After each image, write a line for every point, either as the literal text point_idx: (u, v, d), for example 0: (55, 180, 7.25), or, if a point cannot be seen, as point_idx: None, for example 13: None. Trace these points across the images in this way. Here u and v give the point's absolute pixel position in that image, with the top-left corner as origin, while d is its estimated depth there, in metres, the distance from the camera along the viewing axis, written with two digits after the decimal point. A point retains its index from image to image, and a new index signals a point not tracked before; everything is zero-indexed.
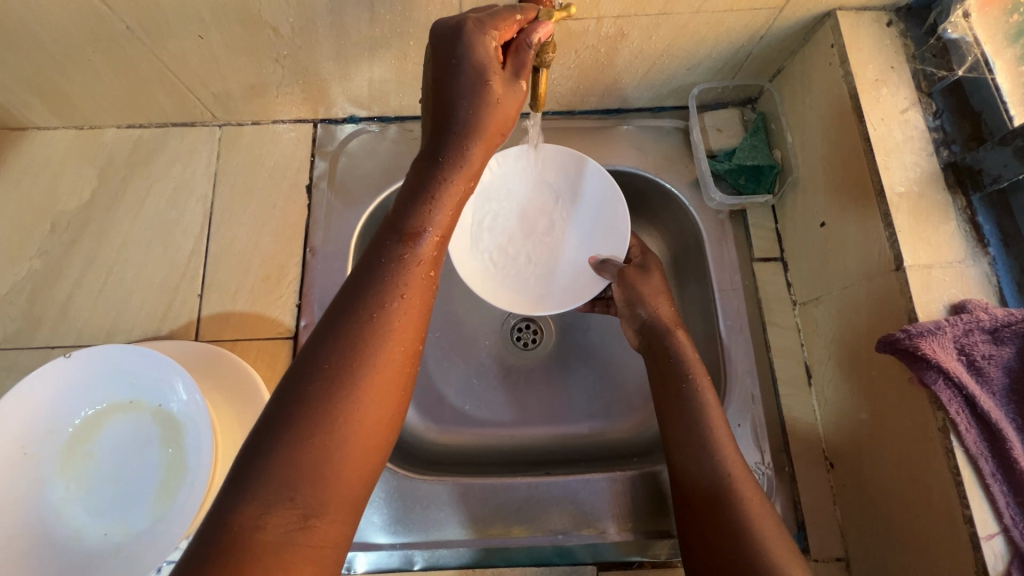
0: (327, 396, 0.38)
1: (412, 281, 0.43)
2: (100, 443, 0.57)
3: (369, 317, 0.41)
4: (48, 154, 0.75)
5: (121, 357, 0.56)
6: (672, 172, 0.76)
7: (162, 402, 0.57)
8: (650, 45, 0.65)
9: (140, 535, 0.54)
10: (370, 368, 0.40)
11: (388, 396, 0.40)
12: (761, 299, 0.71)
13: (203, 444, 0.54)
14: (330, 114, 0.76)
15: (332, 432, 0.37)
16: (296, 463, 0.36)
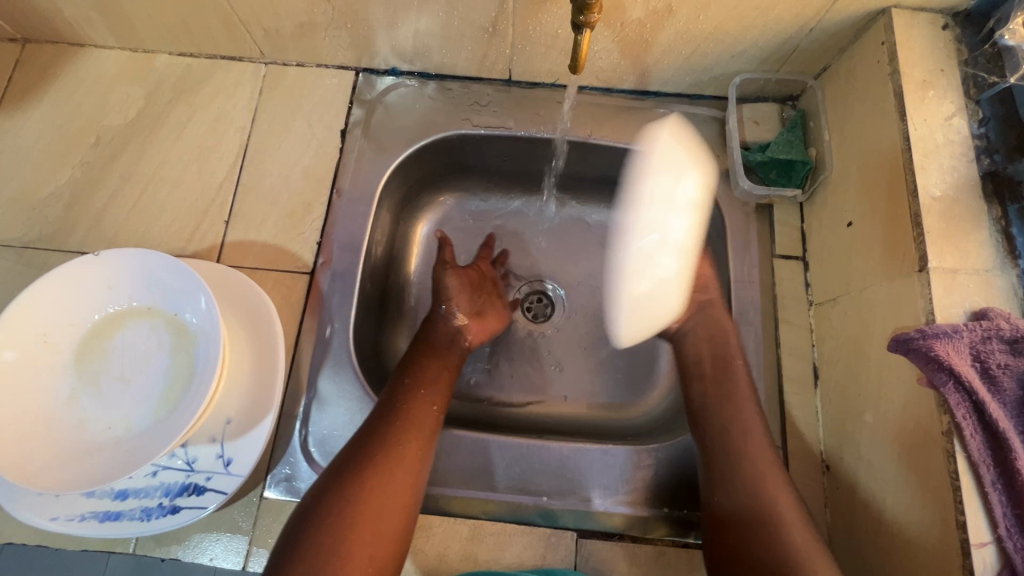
0: (337, 514, 0.52)
1: (404, 443, 0.57)
2: (115, 343, 0.59)
3: (360, 508, 0.53)
4: (101, 71, 0.79)
5: (148, 262, 0.58)
6: (703, 160, 0.76)
7: (178, 311, 0.59)
8: (697, 25, 0.65)
9: (145, 433, 0.56)
10: (383, 460, 0.56)
11: (411, 458, 0.57)
12: (777, 295, 0.70)
13: (213, 355, 0.56)
14: (373, 64, 0.78)
15: (350, 523, 0.52)
16: (315, 556, 0.50)
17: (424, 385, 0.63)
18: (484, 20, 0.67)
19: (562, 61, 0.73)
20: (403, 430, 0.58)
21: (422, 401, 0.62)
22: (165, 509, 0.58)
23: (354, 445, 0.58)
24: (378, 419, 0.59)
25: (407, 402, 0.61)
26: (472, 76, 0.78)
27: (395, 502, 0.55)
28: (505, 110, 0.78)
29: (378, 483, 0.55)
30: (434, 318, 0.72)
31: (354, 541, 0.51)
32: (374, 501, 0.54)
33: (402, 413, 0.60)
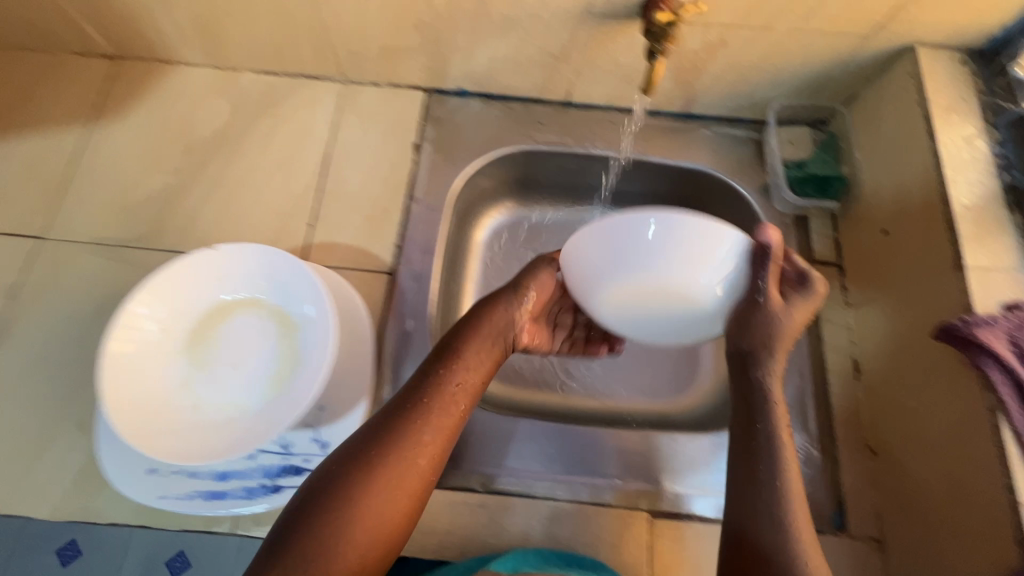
0: (332, 516, 0.47)
1: (416, 445, 0.52)
2: (226, 333, 0.64)
3: (357, 512, 0.48)
4: (190, 86, 0.85)
5: (255, 256, 0.63)
6: (744, 177, 0.84)
7: (282, 302, 0.64)
8: (746, 56, 0.74)
9: (254, 415, 0.59)
10: (394, 463, 0.51)
11: (424, 463, 0.52)
12: (817, 298, 0.77)
13: (319, 340, 0.60)
14: (444, 85, 0.85)
15: (343, 526, 0.47)
16: (300, 564, 0.45)
17: (445, 388, 0.55)
18: (555, 48, 0.75)
19: (619, 85, 0.81)
20: (420, 429, 0.52)
21: (450, 396, 0.55)
22: (267, 489, 0.61)
23: (365, 434, 0.52)
24: (388, 421, 0.53)
25: (433, 394, 0.54)
26: (534, 97, 0.86)
27: (398, 507, 0.50)
28: (565, 129, 0.85)
29: (382, 491, 0.49)
30: (494, 300, 0.61)
31: (350, 549, 0.47)
32: (372, 507, 0.49)
33: (416, 415, 0.53)
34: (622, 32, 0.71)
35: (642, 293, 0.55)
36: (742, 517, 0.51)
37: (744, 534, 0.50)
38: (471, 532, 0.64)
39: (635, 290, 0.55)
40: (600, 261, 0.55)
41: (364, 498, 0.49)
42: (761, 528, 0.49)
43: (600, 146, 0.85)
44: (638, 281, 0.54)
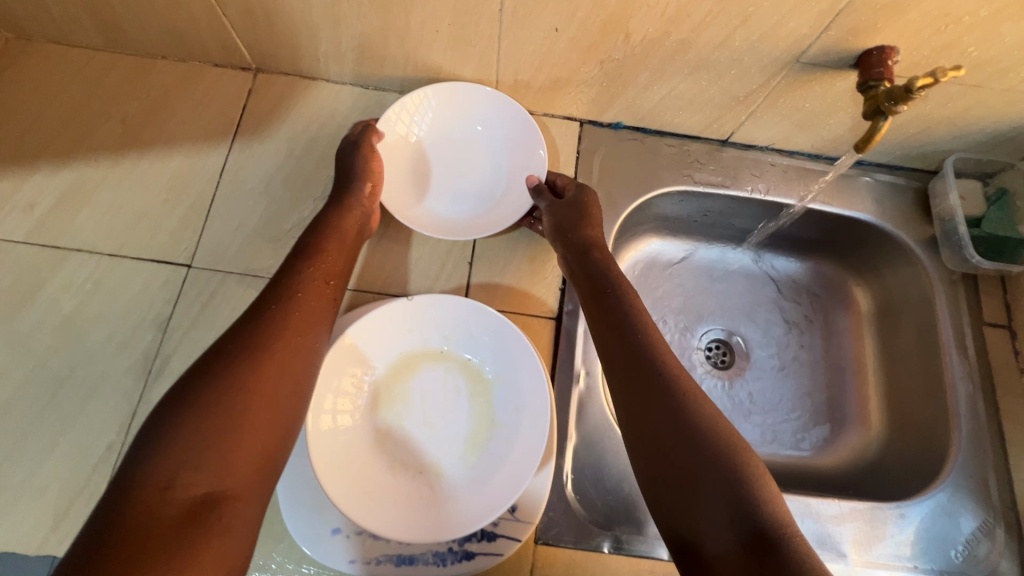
0: (216, 390, 0.46)
1: (284, 325, 0.52)
2: (411, 385, 0.62)
3: (229, 387, 0.46)
4: (335, 106, 0.80)
5: (452, 311, 0.61)
6: (907, 228, 0.81)
7: (472, 356, 0.63)
8: (940, 110, 0.71)
9: (456, 482, 0.59)
10: (261, 346, 0.50)
11: (288, 346, 0.51)
12: (991, 361, 0.75)
13: (522, 401, 0.60)
14: (601, 118, 0.81)
15: (233, 399, 0.46)
16: (198, 434, 0.44)
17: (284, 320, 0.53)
18: (741, 91, 0.72)
19: (789, 129, 0.78)
20: (291, 315, 0.53)
21: (319, 287, 0.57)
22: (457, 555, 0.59)
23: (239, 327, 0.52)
24: (243, 346, 0.49)
25: (296, 283, 0.56)
26: (692, 134, 0.82)
27: (281, 390, 0.49)
28: (723, 168, 0.82)
29: (216, 411, 0.45)
30: (346, 195, 0.67)
31: (193, 472, 0.43)
32: (263, 387, 0.48)
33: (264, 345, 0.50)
34: (822, 81, 0.68)
35: (467, 224, 0.75)
36: (672, 471, 0.50)
37: (692, 512, 0.48)
38: None
39: (422, 156, 0.77)
40: (473, 108, 0.77)
41: (205, 416, 0.45)
42: (708, 509, 0.47)
43: (761, 189, 0.82)
44: (480, 218, 0.75)
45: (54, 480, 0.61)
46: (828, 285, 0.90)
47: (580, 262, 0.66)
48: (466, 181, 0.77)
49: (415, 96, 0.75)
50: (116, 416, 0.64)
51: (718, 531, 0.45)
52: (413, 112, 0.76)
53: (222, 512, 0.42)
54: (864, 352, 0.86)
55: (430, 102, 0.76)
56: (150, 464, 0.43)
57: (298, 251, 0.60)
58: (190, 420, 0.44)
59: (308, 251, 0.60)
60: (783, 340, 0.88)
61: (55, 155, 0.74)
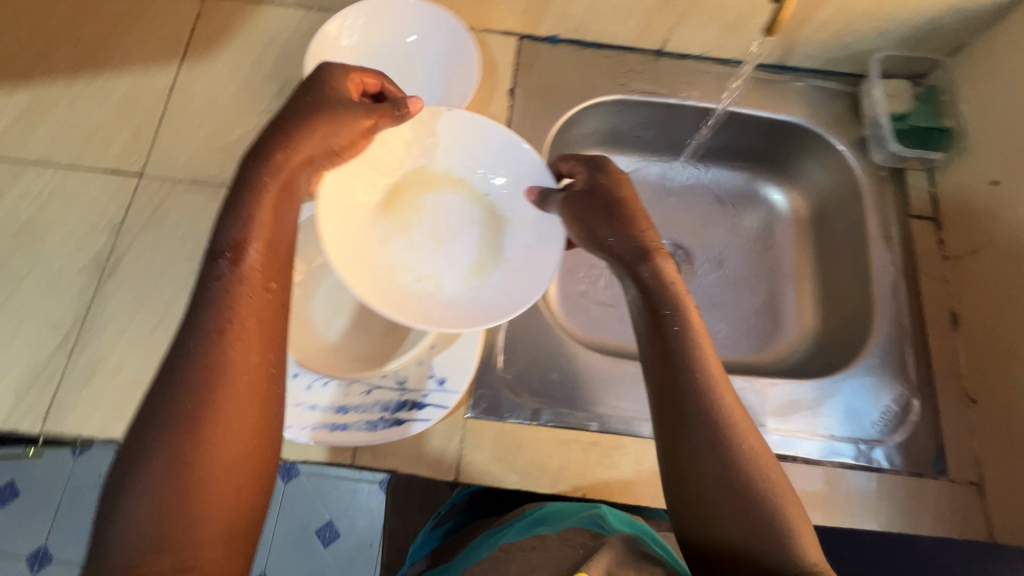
0: (175, 459, 0.42)
1: (238, 335, 0.46)
2: (429, 201, 0.68)
3: (185, 463, 0.42)
4: (279, 26, 0.83)
5: (470, 129, 0.66)
6: (839, 130, 0.83)
7: (488, 190, 0.69)
8: (859, 1, 0.73)
9: (452, 294, 0.64)
10: (218, 378, 0.44)
11: (243, 364, 0.46)
12: (915, 250, 0.77)
13: (522, 232, 0.67)
14: (538, 31, 0.83)
15: (192, 462, 0.42)
16: (176, 491, 0.41)
17: (229, 328, 0.46)
18: None
19: (720, 33, 0.80)
20: (238, 319, 0.47)
21: (256, 275, 0.49)
22: (387, 422, 0.63)
23: (189, 332, 0.46)
24: (194, 376, 0.44)
25: (229, 280, 0.48)
26: (628, 46, 0.85)
27: (242, 418, 0.44)
28: (658, 78, 0.85)
29: (182, 491, 0.41)
30: (297, 106, 0.55)
31: (165, 554, 0.40)
32: (227, 421, 0.44)
33: (218, 385, 0.44)
34: None
35: None
36: (690, 474, 0.52)
37: (710, 521, 0.50)
38: (585, 468, 0.65)
39: (360, 72, 0.77)
40: (403, 23, 0.78)
41: (172, 466, 0.42)
42: (728, 525, 0.49)
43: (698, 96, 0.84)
44: (430, 123, 0.76)
45: (15, 364, 0.65)
46: (764, 193, 0.93)
47: (613, 246, 0.61)
48: (409, 93, 0.78)
49: (345, 14, 0.76)
50: (71, 308, 0.68)
51: (730, 530, 0.49)
52: (346, 31, 0.76)
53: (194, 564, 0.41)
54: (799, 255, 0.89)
55: (360, 19, 0.77)
56: (118, 530, 0.40)
57: (233, 224, 0.50)
58: (161, 475, 0.41)
59: (235, 248, 0.49)
60: (723, 251, 0.91)
61: (12, 76, 0.78)
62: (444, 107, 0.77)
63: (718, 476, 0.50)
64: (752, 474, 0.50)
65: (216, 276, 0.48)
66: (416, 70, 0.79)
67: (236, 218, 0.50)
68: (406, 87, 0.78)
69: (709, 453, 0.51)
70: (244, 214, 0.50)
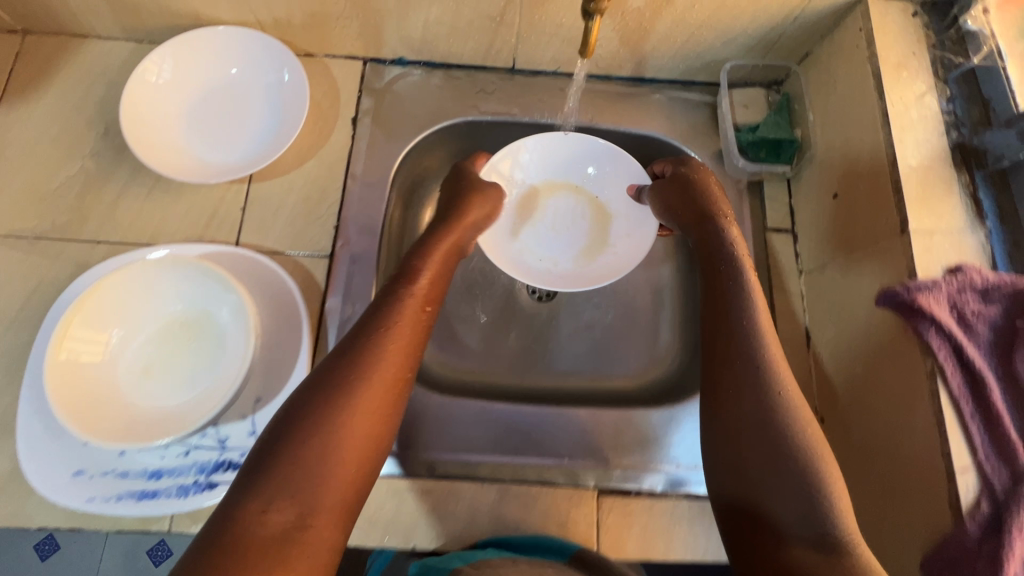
0: (308, 432, 0.51)
1: (389, 350, 0.57)
2: (547, 205, 0.81)
3: (322, 440, 0.50)
4: (109, 63, 0.79)
5: (577, 147, 0.78)
6: (697, 142, 0.81)
7: (599, 195, 0.81)
8: (692, 13, 0.70)
9: (563, 271, 0.77)
10: (369, 374, 0.55)
11: (389, 365, 0.56)
12: (771, 266, 0.76)
13: (626, 228, 0.79)
14: (381, 54, 0.80)
15: (331, 438, 0.51)
16: (295, 464, 0.49)
17: (386, 335, 0.57)
18: (493, 10, 0.71)
19: (564, 50, 0.77)
20: (392, 334, 0.58)
21: (410, 312, 0.60)
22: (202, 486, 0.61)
23: (346, 345, 0.57)
24: (338, 376, 0.54)
25: (397, 306, 0.60)
26: (478, 65, 0.81)
27: (367, 412, 0.53)
28: (510, 97, 0.82)
29: (295, 465, 0.49)
30: (449, 194, 0.73)
31: (290, 505, 0.48)
32: (364, 407, 0.53)
33: (350, 380, 0.54)
34: None
35: (251, 162, 0.72)
36: (749, 470, 0.55)
37: (760, 501, 0.54)
38: (417, 518, 0.63)
39: (180, 111, 0.73)
40: (221, 56, 0.75)
41: (308, 451, 0.50)
42: (782, 508, 0.53)
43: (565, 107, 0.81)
44: (264, 153, 0.73)
45: None
46: None
47: (707, 239, 0.68)
48: (238, 126, 0.74)
49: (154, 54, 0.72)
50: None
51: (790, 526, 0.52)
52: (157, 71, 0.73)
53: (301, 531, 0.47)
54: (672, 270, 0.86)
55: (172, 58, 0.73)
56: (248, 496, 0.48)
57: (406, 269, 0.65)
58: (289, 449, 0.50)
59: (410, 276, 0.63)
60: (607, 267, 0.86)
61: None
62: (277, 135, 0.74)
63: (787, 473, 0.53)
64: (817, 471, 0.53)
65: (392, 295, 0.61)
66: (242, 101, 0.75)
67: (414, 256, 0.66)
68: (232, 121, 0.74)
69: (780, 423, 0.56)
70: (421, 267, 0.65)
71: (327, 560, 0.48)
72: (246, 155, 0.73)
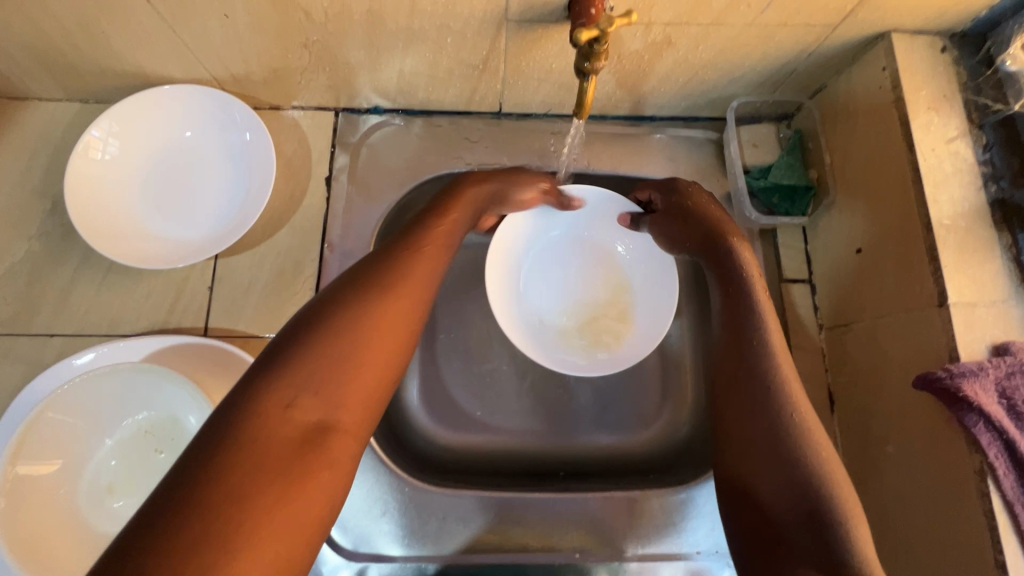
0: (336, 321, 0.44)
1: (416, 267, 0.51)
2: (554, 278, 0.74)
3: (351, 343, 0.43)
4: (49, 127, 0.71)
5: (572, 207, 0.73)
6: (704, 185, 0.75)
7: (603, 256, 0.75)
8: (696, 54, 0.63)
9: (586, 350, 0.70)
10: (396, 282, 0.48)
11: (417, 276, 0.50)
12: (788, 321, 0.70)
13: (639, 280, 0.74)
14: (353, 104, 0.73)
15: (362, 344, 0.44)
16: (321, 360, 0.41)
17: (421, 249, 0.53)
18: (475, 58, 0.63)
19: (556, 93, 0.70)
20: (417, 250, 0.52)
21: (437, 235, 0.55)
22: None
23: (370, 259, 0.51)
24: (361, 285, 0.47)
25: (421, 233, 0.55)
26: (461, 110, 0.74)
27: (401, 319, 0.47)
28: (498, 144, 0.75)
29: (330, 357, 0.42)
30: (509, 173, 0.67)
31: (316, 405, 0.40)
32: (393, 313, 0.46)
33: (383, 286, 0.48)
34: (549, 38, 0.60)
35: (217, 237, 0.66)
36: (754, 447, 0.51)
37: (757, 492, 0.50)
38: None
39: (134, 187, 0.66)
40: (173, 119, 0.68)
41: (337, 342, 0.42)
42: (767, 487, 0.49)
43: (560, 154, 0.75)
44: (230, 225, 0.66)
45: None
46: None
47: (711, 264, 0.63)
48: (199, 197, 0.67)
49: (96, 127, 0.65)
50: None
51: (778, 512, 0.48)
52: (103, 145, 0.65)
53: (331, 440, 0.39)
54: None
55: (118, 128, 0.66)
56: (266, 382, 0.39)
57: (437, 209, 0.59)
58: (314, 345, 0.42)
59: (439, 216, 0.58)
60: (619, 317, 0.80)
61: None
62: (242, 204, 0.67)
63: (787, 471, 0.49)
64: (797, 447, 0.49)
65: (420, 227, 0.55)
66: (201, 168, 0.68)
67: (451, 193, 0.61)
68: (193, 192, 0.67)
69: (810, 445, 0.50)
70: (450, 206, 0.59)
71: (348, 483, 0.40)
72: (211, 229, 0.66)
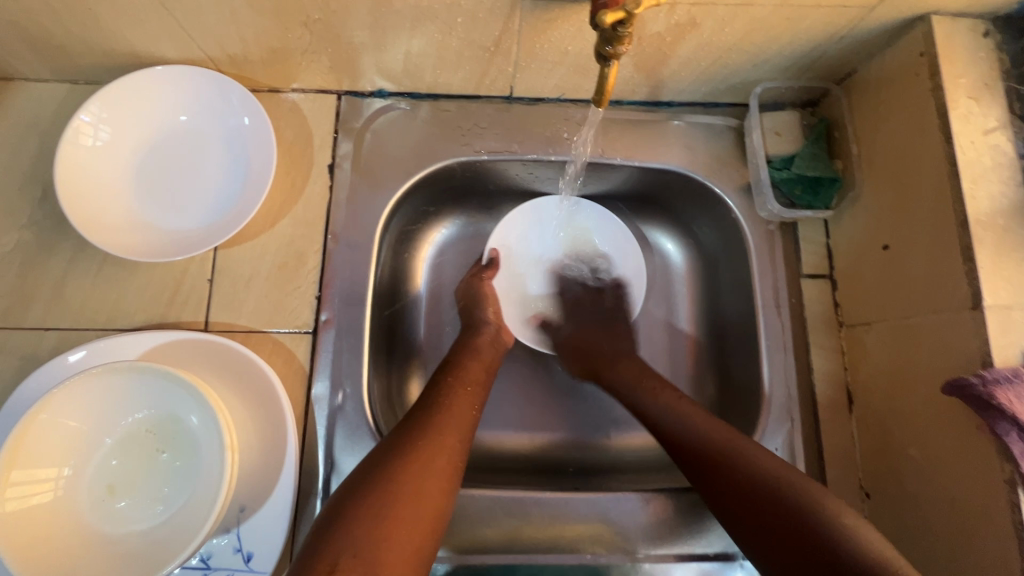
0: (376, 489, 0.47)
1: (449, 410, 0.56)
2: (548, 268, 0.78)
3: (394, 481, 0.48)
4: (38, 109, 0.67)
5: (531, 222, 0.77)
6: (723, 176, 0.71)
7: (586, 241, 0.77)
8: (721, 37, 0.59)
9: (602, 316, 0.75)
10: (430, 429, 0.53)
11: (451, 424, 0.55)
12: (807, 319, 0.67)
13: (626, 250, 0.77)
14: (357, 87, 0.69)
15: (398, 482, 0.48)
16: (366, 511, 0.46)
17: (461, 370, 0.62)
18: (486, 39, 0.60)
19: (570, 77, 0.67)
20: (449, 402, 0.57)
21: (464, 392, 0.59)
22: None
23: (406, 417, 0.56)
24: (397, 443, 0.52)
25: (448, 382, 0.59)
26: (470, 94, 0.71)
27: (436, 470, 0.50)
28: (509, 130, 0.71)
29: (371, 511, 0.46)
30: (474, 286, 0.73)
31: (358, 557, 0.43)
32: (427, 465, 0.50)
33: (416, 433, 0.52)
34: (567, 18, 0.56)
35: (216, 228, 0.63)
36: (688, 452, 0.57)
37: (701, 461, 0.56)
38: None
39: (128, 175, 0.63)
40: (167, 102, 0.64)
41: (375, 514, 0.46)
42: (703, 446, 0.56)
43: (573, 141, 0.71)
44: (229, 215, 0.63)
45: None
46: (655, 241, 0.82)
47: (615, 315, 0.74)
48: (196, 185, 0.65)
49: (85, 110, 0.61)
50: None
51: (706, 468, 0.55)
52: (94, 130, 0.62)
53: None
54: (695, 314, 0.79)
55: (109, 112, 0.62)
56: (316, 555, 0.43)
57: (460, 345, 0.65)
58: (357, 504, 0.46)
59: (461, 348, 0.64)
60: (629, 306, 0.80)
61: None
62: (241, 193, 0.64)
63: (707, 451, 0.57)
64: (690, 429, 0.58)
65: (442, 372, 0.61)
66: (198, 155, 0.65)
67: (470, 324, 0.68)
68: (191, 179, 0.65)
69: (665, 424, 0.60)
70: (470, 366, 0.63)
71: None
72: (209, 219, 0.64)
